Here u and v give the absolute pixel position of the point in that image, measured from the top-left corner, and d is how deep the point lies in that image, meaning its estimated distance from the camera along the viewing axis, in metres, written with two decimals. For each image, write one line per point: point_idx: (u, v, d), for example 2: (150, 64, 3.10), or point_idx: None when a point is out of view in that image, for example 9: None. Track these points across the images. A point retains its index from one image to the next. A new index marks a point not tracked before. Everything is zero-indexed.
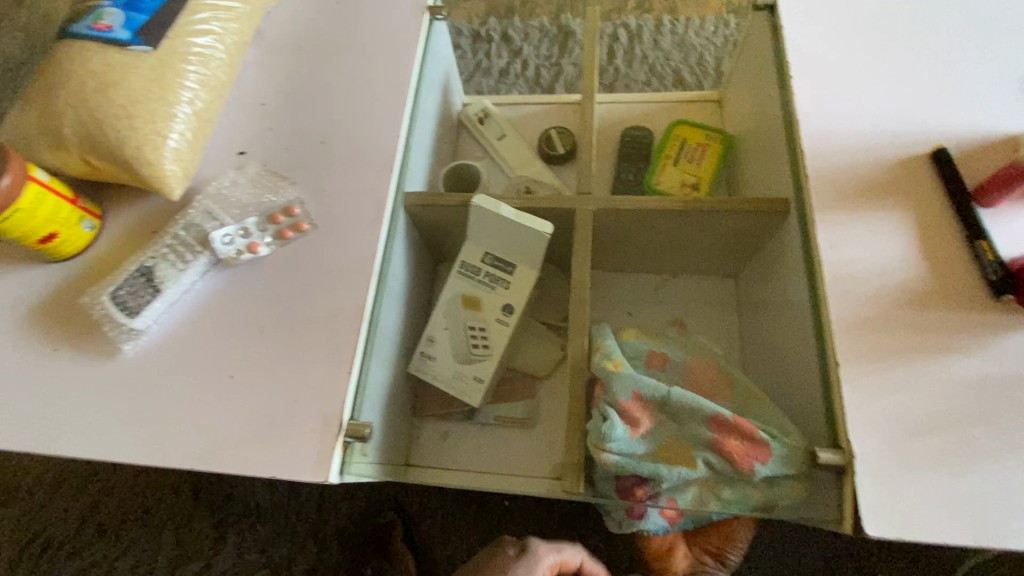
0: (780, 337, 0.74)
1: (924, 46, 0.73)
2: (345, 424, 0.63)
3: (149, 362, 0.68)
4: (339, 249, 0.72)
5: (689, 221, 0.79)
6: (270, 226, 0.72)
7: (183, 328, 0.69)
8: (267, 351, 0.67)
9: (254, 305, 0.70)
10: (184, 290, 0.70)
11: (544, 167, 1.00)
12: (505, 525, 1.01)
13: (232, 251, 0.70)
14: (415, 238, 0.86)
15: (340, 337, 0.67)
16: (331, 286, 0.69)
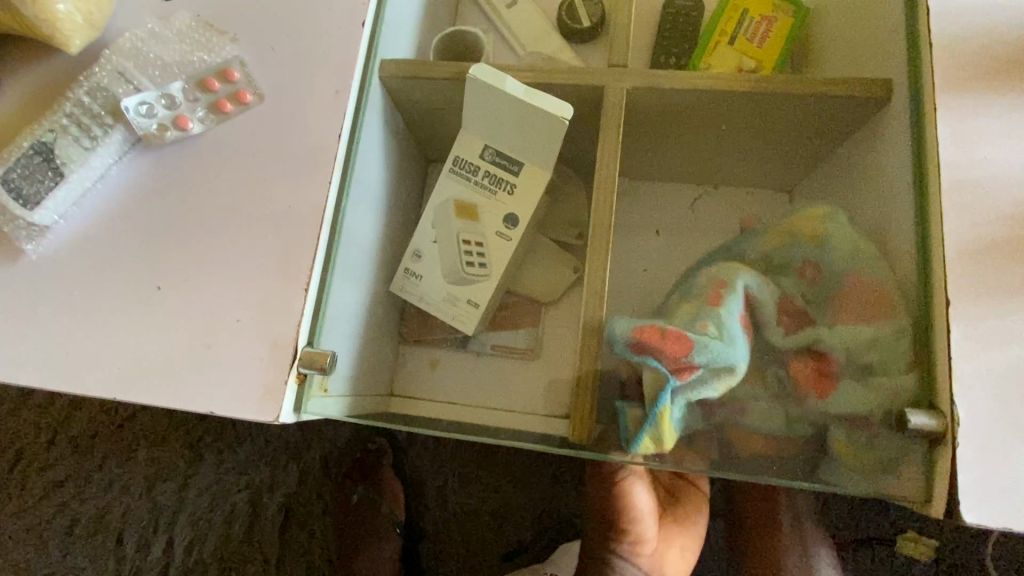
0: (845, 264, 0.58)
1: None
2: (299, 352, 0.50)
3: (56, 267, 0.53)
4: (293, 131, 0.55)
5: (747, 106, 0.60)
6: (204, 96, 0.55)
7: (97, 224, 0.54)
8: (202, 258, 0.52)
9: (185, 199, 0.54)
10: (96, 176, 0.54)
11: (563, 42, 0.80)
12: (502, 459, 0.92)
13: (154, 127, 0.54)
14: (395, 125, 0.68)
15: (294, 244, 0.52)
16: (282, 178, 0.54)
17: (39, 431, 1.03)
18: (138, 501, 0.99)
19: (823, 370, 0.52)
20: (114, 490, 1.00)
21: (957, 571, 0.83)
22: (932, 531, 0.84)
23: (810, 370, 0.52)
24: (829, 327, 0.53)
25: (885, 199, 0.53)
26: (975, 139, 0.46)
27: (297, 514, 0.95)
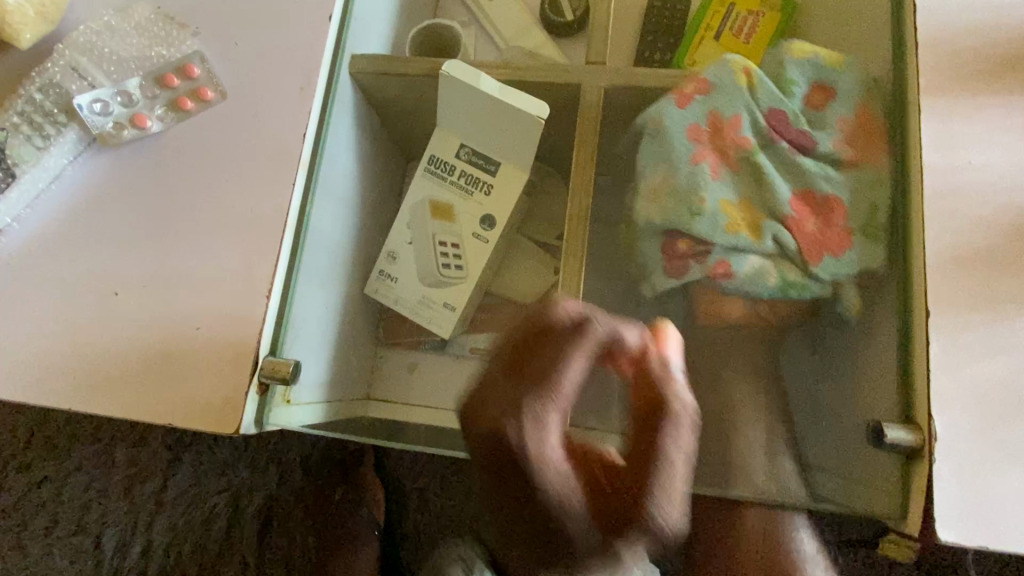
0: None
1: None
2: (260, 362, 0.48)
3: (8, 271, 0.51)
4: (256, 130, 0.53)
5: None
6: (163, 92, 0.53)
7: (51, 229, 0.52)
8: (160, 263, 0.50)
9: (143, 201, 0.52)
10: (49, 177, 0.52)
11: (546, 37, 0.78)
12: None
13: (111, 126, 0.52)
14: (369, 123, 0.66)
15: (256, 249, 0.50)
16: (244, 178, 0.52)
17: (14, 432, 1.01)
18: (116, 504, 0.98)
19: (825, 216, 0.52)
20: (92, 492, 0.98)
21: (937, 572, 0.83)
22: None
23: (813, 214, 0.52)
24: (825, 210, 0.52)
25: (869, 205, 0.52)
26: (958, 143, 0.45)
27: (275, 517, 0.94)
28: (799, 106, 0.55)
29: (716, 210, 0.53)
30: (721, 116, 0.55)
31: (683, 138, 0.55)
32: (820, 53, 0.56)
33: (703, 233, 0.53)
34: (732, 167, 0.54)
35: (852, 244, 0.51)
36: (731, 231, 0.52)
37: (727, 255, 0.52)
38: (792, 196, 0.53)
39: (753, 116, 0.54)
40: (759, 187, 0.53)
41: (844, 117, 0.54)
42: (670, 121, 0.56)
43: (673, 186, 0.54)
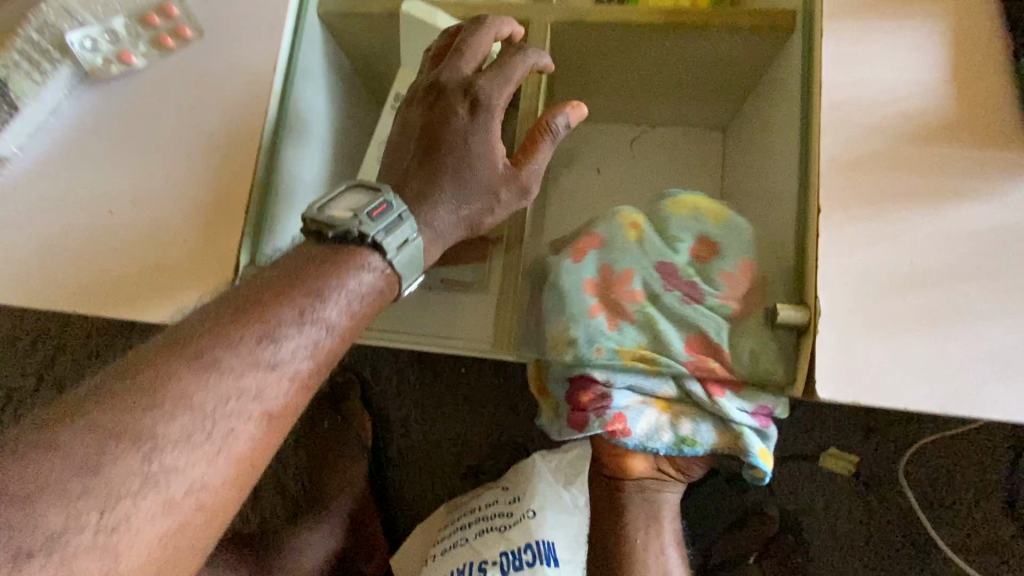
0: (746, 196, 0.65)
1: None
2: (241, 271, 0.55)
3: (15, 194, 0.57)
4: (229, 65, 0.58)
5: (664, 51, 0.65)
6: (145, 31, 0.58)
7: (50, 157, 0.58)
8: (149, 185, 0.56)
9: (131, 131, 0.57)
10: (48, 109, 0.58)
11: None
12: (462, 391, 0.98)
13: (100, 62, 0.58)
14: (340, 65, 0.71)
15: (234, 172, 0.56)
16: (220, 108, 0.57)
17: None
18: None
19: (711, 369, 0.53)
20: None
21: (874, 484, 0.90)
22: (852, 446, 0.91)
23: (705, 356, 0.54)
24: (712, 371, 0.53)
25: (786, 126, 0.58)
26: (854, 63, 0.50)
27: None
28: (686, 258, 0.57)
29: (621, 363, 0.54)
30: (612, 271, 0.56)
31: (582, 295, 0.55)
32: (644, 222, 0.58)
33: (601, 379, 0.54)
34: (631, 316, 0.55)
35: (744, 389, 0.54)
36: (626, 369, 0.54)
37: (624, 411, 0.54)
38: (683, 346, 0.54)
39: (647, 278, 0.56)
40: (649, 339, 0.54)
41: (728, 273, 0.55)
42: (567, 277, 0.56)
43: (578, 333, 0.54)
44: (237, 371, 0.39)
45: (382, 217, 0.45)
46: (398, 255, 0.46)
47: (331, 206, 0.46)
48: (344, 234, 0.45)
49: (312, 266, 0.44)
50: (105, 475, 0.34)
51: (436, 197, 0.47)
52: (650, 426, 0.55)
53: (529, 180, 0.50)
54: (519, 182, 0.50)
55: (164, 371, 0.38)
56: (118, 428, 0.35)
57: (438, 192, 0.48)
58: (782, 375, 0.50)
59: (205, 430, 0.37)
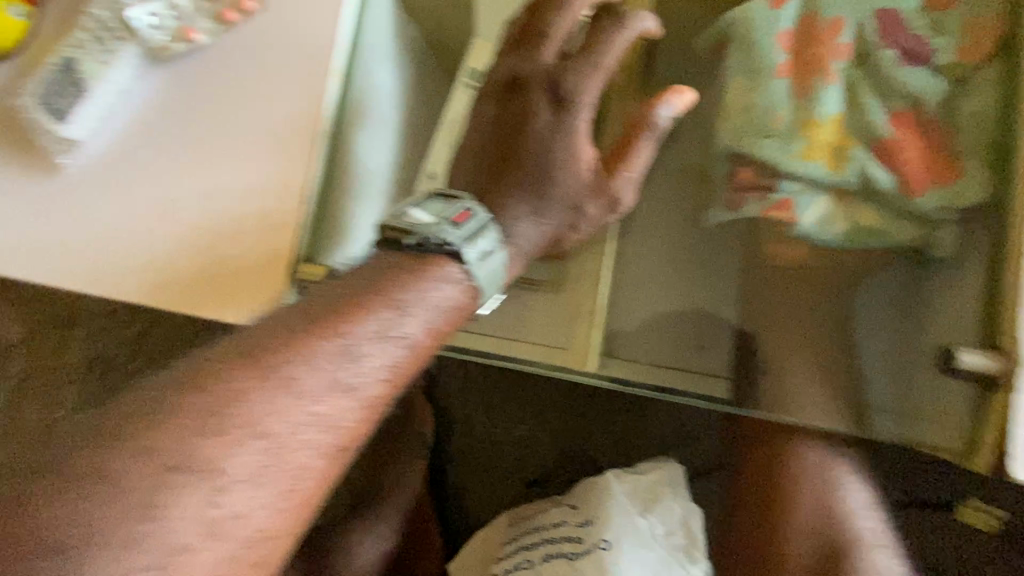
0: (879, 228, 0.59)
1: None
2: (296, 267, 0.50)
3: (89, 176, 0.56)
4: (294, 38, 0.53)
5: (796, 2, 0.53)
6: (207, 5, 0.54)
7: (118, 141, 0.56)
8: (209, 170, 0.53)
9: (193, 114, 0.54)
10: (115, 90, 0.56)
11: None
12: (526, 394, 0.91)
13: (163, 39, 0.54)
14: (410, 36, 0.64)
15: (294, 154, 0.51)
16: (283, 87, 0.52)
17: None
18: None
19: (915, 139, 0.54)
20: None
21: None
22: (1005, 503, 0.74)
23: (910, 138, 0.54)
24: (901, 138, 0.54)
25: None
26: None
27: None
28: (918, 7, 0.55)
29: (796, 123, 0.56)
30: (818, 21, 0.57)
31: (777, 49, 0.57)
32: None
33: (772, 156, 0.56)
34: (830, 78, 0.56)
35: (954, 179, 0.53)
36: (802, 146, 0.56)
37: (794, 197, 0.56)
38: (888, 120, 0.55)
39: (858, 25, 0.56)
40: (850, 110, 0.56)
41: (969, 21, 0.54)
42: (762, 26, 0.58)
43: (763, 91, 0.57)
44: (311, 397, 0.34)
45: (467, 224, 0.37)
46: (483, 267, 0.38)
47: (409, 211, 0.39)
48: (423, 243, 0.37)
49: (389, 270, 0.37)
50: (163, 516, 0.30)
51: (514, 211, 0.39)
52: (815, 219, 0.56)
53: (621, 193, 0.40)
54: (609, 195, 0.39)
55: (236, 385, 0.33)
56: (177, 459, 0.31)
57: (516, 204, 0.39)
58: (914, 231, 0.55)
59: (275, 466, 0.33)
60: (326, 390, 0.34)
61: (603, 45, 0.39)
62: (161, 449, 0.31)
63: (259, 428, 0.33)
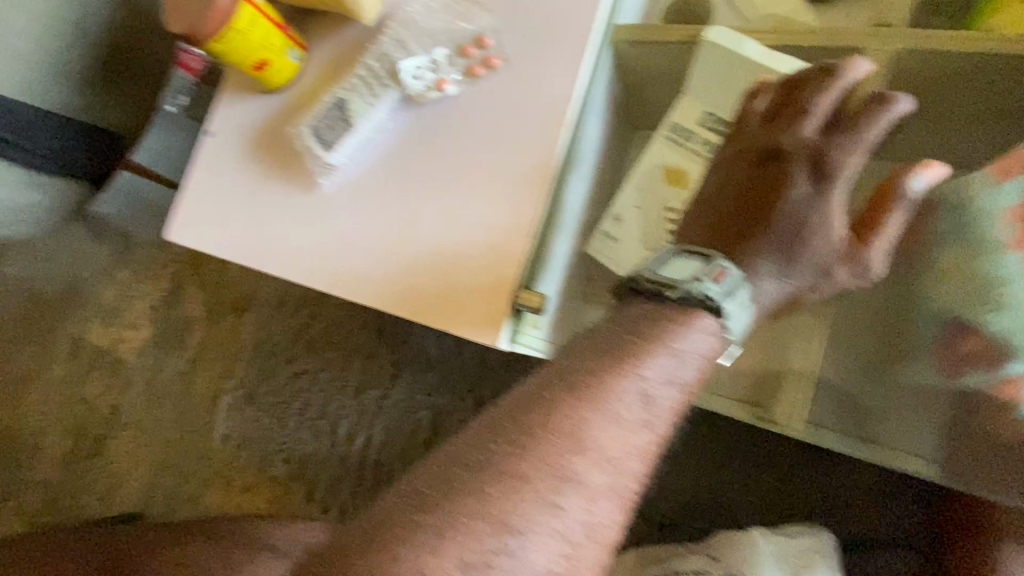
0: None
1: None
2: (519, 293, 0.57)
3: (342, 197, 0.67)
4: (532, 94, 0.61)
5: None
6: (460, 61, 0.63)
7: (370, 168, 0.66)
8: (448, 202, 0.61)
9: (438, 152, 0.63)
10: (373, 127, 0.66)
11: (798, 8, 0.74)
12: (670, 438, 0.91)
13: (421, 88, 0.64)
14: (614, 90, 0.70)
15: (526, 194, 0.59)
16: (521, 136, 0.60)
17: (286, 334, 1.30)
18: (348, 401, 1.22)
19: None
20: (332, 390, 1.24)
21: None
22: None
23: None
24: None
25: None
26: None
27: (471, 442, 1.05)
28: None
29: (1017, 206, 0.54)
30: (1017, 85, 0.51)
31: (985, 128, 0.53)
32: None
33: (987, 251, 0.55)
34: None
35: None
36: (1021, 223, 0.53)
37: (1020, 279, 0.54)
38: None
39: None
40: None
41: None
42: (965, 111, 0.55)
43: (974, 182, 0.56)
44: (601, 436, 0.38)
45: (726, 281, 0.40)
46: (737, 321, 0.41)
47: (664, 266, 0.42)
48: (687, 296, 0.41)
49: (653, 318, 0.41)
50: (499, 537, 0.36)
51: (762, 269, 0.41)
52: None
53: (871, 261, 0.41)
54: (860, 262, 0.41)
55: (536, 422, 0.38)
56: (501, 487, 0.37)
57: (765, 264, 0.42)
58: None
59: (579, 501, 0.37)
60: (638, 424, 0.38)
61: (869, 125, 0.41)
62: (489, 469, 0.37)
63: (563, 473, 0.37)
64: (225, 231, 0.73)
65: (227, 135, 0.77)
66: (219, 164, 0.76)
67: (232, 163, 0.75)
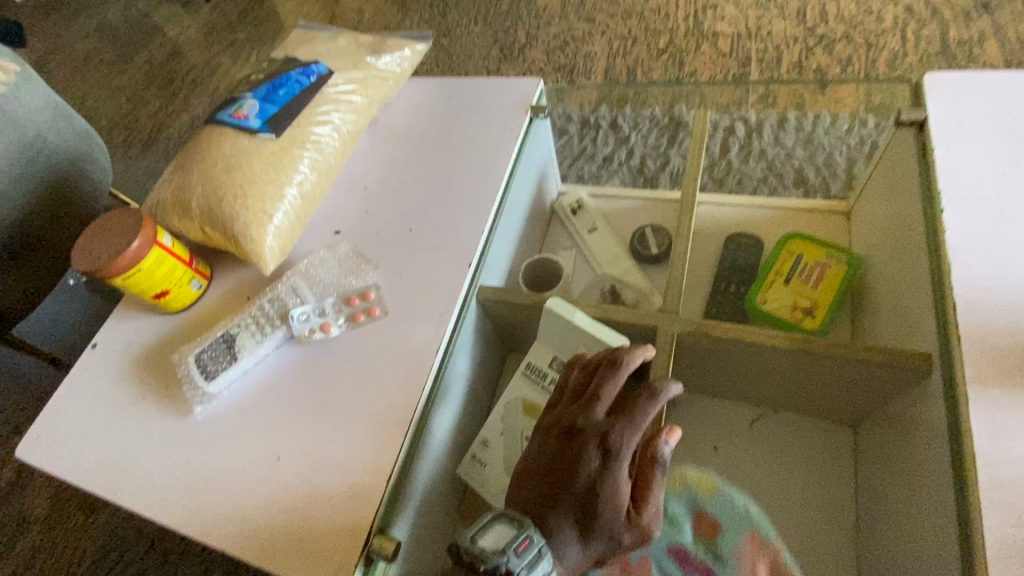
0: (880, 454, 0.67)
1: None
2: (371, 538, 0.60)
3: (215, 426, 0.70)
4: (404, 342, 0.71)
5: (807, 362, 0.68)
6: (345, 308, 0.74)
7: (250, 400, 0.71)
8: (317, 439, 0.66)
9: (316, 388, 0.70)
10: (257, 361, 0.72)
11: (631, 268, 0.97)
12: None
13: (306, 330, 0.72)
14: (484, 330, 0.83)
15: (387, 436, 0.65)
16: (390, 379, 0.69)
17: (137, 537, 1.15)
18: None
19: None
20: None
21: None
22: None
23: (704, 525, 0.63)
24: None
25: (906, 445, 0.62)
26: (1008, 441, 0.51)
27: None
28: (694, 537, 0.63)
29: None
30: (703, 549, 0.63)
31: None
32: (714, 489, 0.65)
33: None
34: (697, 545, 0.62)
35: None
36: None
37: None
38: None
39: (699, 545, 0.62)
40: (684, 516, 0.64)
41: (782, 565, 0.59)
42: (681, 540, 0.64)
43: None
44: None
45: (529, 553, 0.46)
46: None
47: (483, 536, 0.48)
48: (495, 570, 0.46)
49: None
50: None
51: (563, 535, 0.49)
52: None
53: (652, 528, 0.50)
54: (642, 530, 0.49)
55: None
56: None
57: (567, 530, 0.49)
58: None
59: None
60: None
61: (643, 411, 0.52)
62: None
63: None
64: (83, 452, 0.72)
65: (113, 352, 0.80)
66: (97, 382, 0.77)
67: (111, 381, 0.77)
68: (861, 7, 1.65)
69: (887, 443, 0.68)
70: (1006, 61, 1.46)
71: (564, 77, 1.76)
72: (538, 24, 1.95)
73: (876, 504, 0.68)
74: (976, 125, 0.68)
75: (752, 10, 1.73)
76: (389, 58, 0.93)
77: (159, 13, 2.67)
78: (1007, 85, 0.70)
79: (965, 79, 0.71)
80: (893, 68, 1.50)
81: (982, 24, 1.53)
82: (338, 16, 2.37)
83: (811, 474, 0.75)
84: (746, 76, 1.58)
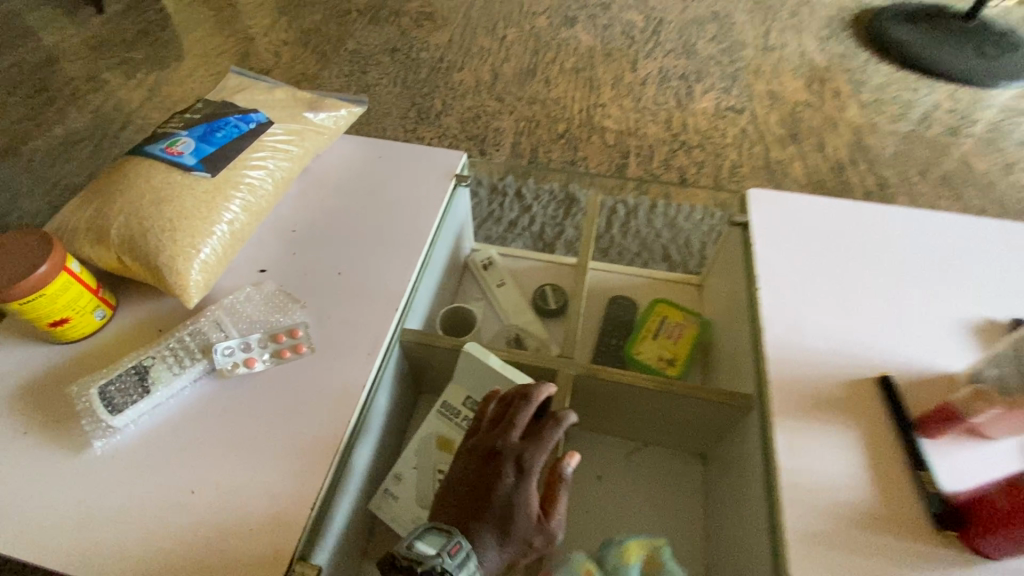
0: (725, 482, 0.86)
1: (860, 276, 0.88)
2: (295, 566, 0.62)
3: (117, 462, 0.67)
4: (331, 378, 0.76)
5: (669, 401, 0.85)
6: (271, 344, 0.77)
7: (160, 434, 0.69)
8: (235, 473, 0.67)
9: (236, 422, 0.71)
10: (172, 393, 0.72)
11: (533, 319, 1.11)
12: None
13: (229, 363, 0.74)
14: (402, 371, 0.90)
15: (311, 469, 0.68)
16: (315, 415, 0.72)
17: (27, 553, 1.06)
18: None
19: None
20: None
21: None
22: None
23: None
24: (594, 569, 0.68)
25: (747, 467, 0.80)
26: (802, 454, 0.70)
27: None
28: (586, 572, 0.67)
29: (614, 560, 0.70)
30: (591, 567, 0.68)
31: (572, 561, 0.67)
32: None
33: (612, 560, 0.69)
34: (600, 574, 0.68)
35: None
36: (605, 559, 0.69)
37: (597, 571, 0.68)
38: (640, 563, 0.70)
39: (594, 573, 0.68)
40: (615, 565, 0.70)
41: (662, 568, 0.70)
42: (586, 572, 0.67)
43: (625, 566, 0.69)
44: None
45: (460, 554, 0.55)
46: None
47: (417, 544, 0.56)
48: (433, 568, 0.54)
49: None
50: None
51: (483, 542, 0.57)
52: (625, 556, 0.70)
53: (554, 530, 0.60)
54: (548, 531, 0.60)
55: None
56: None
57: (484, 537, 0.58)
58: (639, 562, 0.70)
59: None
60: None
61: (549, 433, 0.63)
62: None
63: None
64: None
65: None
66: None
67: None
68: (711, 123, 2.10)
69: (727, 467, 0.86)
70: (808, 179, 1.94)
71: (475, 145, 1.96)
72: (454, 95, 2.16)
73: (719, 522, 0.85)
74: (782, 229, 0.94)
75: (632, 112, 2.11)
76: (324, 114, 1.01)
77: (35, 15, 2.45)
78: (799, 202, 0.98)
79: (774, 195, 0.99)
80: (734, 173, 1.92)
81: (793, 150, 2.03)
82: (252, 54, 2.38)
83: (666, 506, 0.91)
84: (627, 165, 1.90)
